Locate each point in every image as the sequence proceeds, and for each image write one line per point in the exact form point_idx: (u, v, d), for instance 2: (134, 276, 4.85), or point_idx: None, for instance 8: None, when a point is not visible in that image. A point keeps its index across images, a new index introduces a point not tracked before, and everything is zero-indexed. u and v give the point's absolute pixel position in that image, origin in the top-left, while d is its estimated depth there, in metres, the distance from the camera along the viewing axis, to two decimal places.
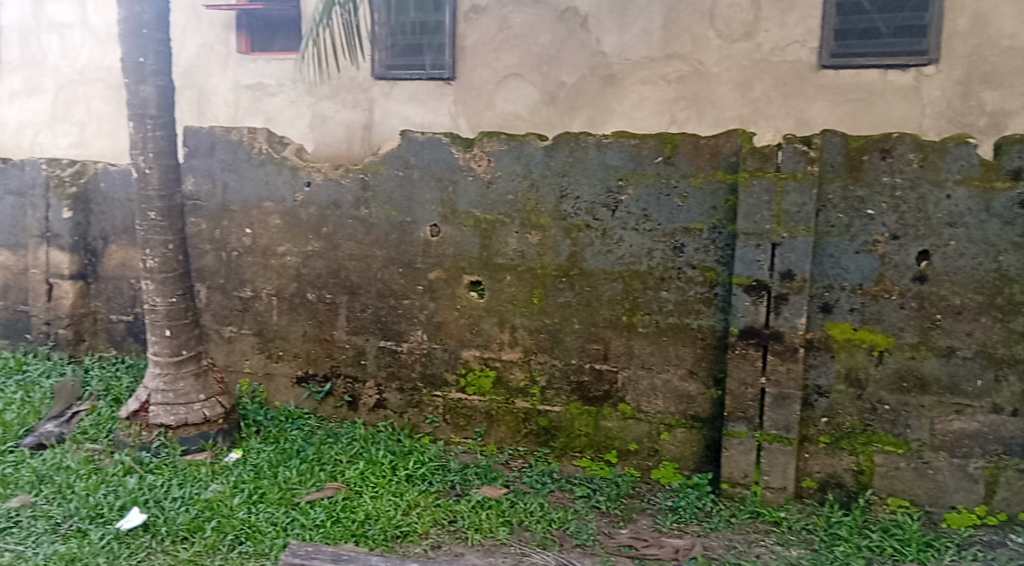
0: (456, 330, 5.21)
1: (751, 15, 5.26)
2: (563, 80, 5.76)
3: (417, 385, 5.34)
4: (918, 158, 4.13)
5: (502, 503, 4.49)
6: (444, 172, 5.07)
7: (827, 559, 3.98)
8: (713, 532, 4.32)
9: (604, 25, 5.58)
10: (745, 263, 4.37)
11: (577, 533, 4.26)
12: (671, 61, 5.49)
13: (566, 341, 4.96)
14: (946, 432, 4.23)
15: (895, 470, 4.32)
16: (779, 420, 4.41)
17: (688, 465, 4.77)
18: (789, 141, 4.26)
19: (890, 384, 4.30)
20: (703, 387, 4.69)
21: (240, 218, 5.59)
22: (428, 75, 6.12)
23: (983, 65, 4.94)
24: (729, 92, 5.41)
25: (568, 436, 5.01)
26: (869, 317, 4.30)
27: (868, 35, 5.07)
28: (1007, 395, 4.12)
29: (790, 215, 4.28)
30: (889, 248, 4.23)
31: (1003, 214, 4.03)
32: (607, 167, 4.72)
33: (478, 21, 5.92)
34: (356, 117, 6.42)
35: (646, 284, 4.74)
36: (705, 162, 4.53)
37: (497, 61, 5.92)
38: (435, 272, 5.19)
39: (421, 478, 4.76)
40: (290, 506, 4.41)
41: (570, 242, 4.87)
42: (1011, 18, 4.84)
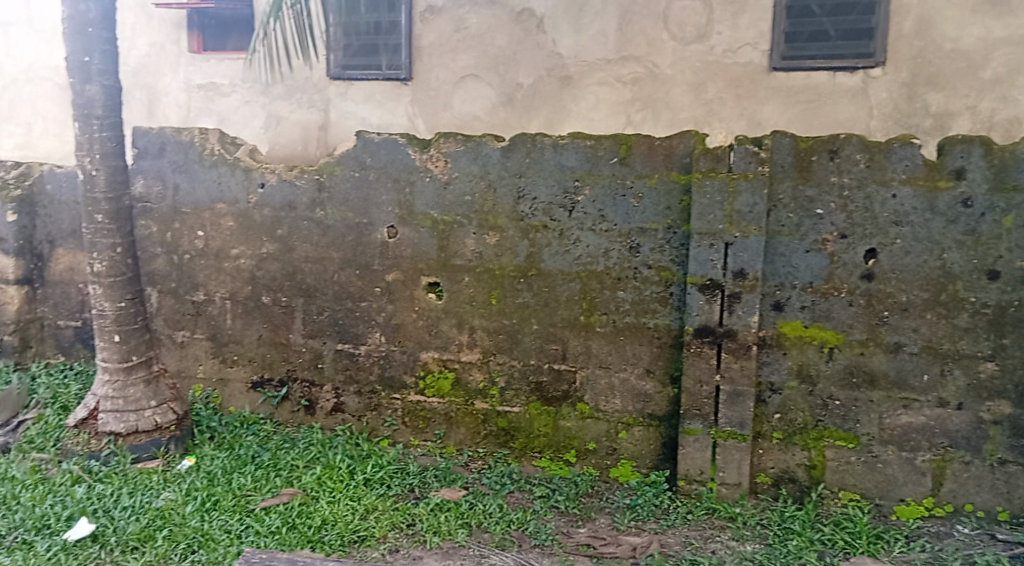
0: (414, 332, 5.18)
1: (704, 18, 5.30)
2: (520, 81, 5.76)
3: (375, 388, 5.29)
4: (864, 158, 4.22)
5: (461, 505, 4.48)
6: (400, 173, 5.04)
7: (780, 553, 4.05)
8: (670, 529, 4.36)
9: (560, 26, 5.59)
10: (699, 263, 4.43)
11: (536, 534, 4.26)
12: (626, 62, 5.50)
13: (525, 341, 4.97)
14: (895, 426, 4.33)
15: (846, 464, 4.41)
16: (733, 417, 4.47)
17: (646, 463, 4.80)
18: (741, 142, 4.32)
19: (841, 380, 4.39)
20: (660, 385, 4.73)
21: (192, 220, 5.49)
22: (384, 76, 6.07)
23: (928, 67, 5.02)
24: (683, 94, 5.44)
25: (528, 436, 5.02)
26: (819, 315, 4.38)
27: (817, 38, 5.14)
28: (952, 389, 4.24)
29: (742, 215, 4.35)
30: (839, 247, 4.32)
31: (946, 213, 4.14)
32: (563, 168, 4.74)
33: (434, 21, 5.89)
34: (311, 117, 6.34)
35: (603, 284, 4.77)
36: (659, 163, 4.57)
37: (454, 61, 5.90)
38: (392, 273, 5.16)
39: (379, 482, 4.73)
40: (244, 513, 4.34)
41: (527, 243, 4.88)
42: (955, 21, 4.91)
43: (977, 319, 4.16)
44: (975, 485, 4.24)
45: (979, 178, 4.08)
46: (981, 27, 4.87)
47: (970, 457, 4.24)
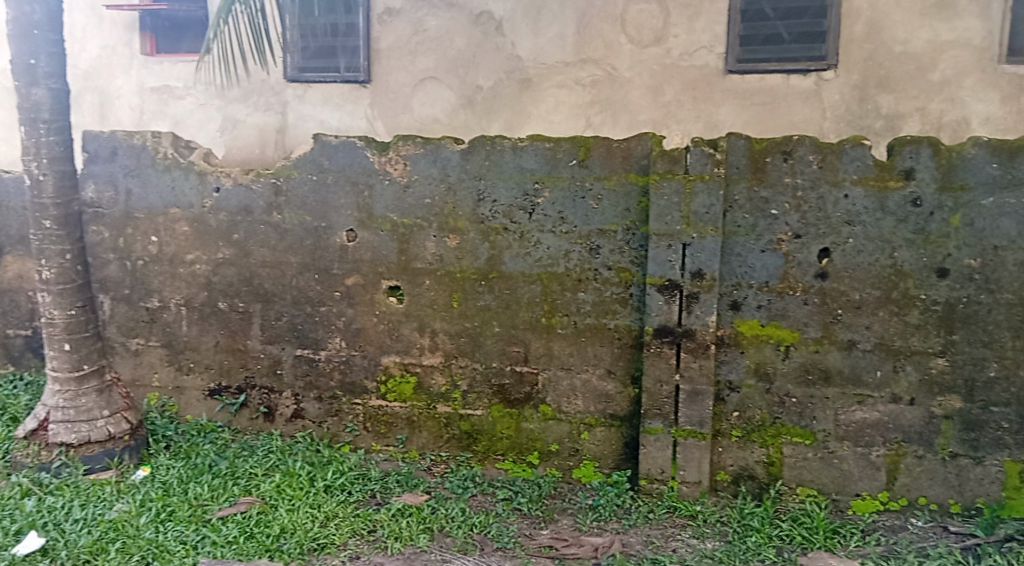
0: (375, 336, 5.13)
1: (661, 21, 5.33)
2: (480, 84, 5.74)
3: (336, 394, 5.24)
4: (817, 159, 4.30)
5: (423, 510, 4.45)
6: (359, 176, 5.00)
7: (739, 550, 4.09)
8: (631, 528, 4.38)
9: (519, 29, 5.59)
10: (658, 264, 4.47)
11: (498, 537, 4.25)
12: (585, 65, 5.51)
13: (486, 344, 4.96)
14: (850, 422, 4.41)
15: (804, 460, 4.48)
16: (693, 416, 4.52)
17: (608, 464, 4.82)
18: (697, 144, 4.38)
19: (797, 377, 4.46)
20: (621, 385, 4.75)
21: (145, 226, 5.38)
22: (343, 78, 6.01)
23: (878, 69, 5.09)
24: (641, 96, 5.47)
25: (491, 439, 5.01)
26: (775, 313, 4.45)
27: (771, 41, 5.19)
28: (904, 385, 4.33)
29: (698, 216, 4.40)
30: (793, 246, 4.38)
31: (896, 212, 4.23)
32: (522, 170, 4.75)
33: (393, 24, 5.85)
34: (268, 120, 6.24)
35: (564, 286, 4.78)
36: (617, 165, 4.60)
37: (413, 64, 5.87)
38: (352, 278, 5.11)
39: (339, 488, 4.67)
40: (200, 523, 4.25)
41: (488, 245, 4.87)
42: (904, 25, 5.00)
43: (927, 316, 4.25)
44: (928, 479, 4.33)
45: (928, 178, 4.18)
46: (929, 30, 4.97)
47: (923, 451, 4.33)
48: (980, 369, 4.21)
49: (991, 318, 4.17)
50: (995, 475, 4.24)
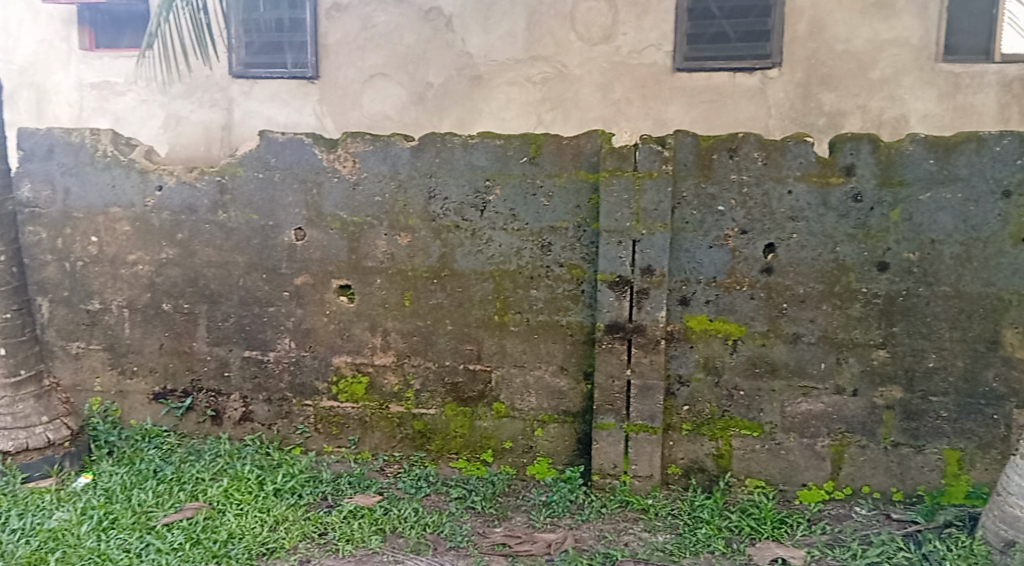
0: (325, 336, 5.06)
1: (610, 18, 5.34)
2: (430, 81, 5.70)
3: (286, 396, 5.15)
4: (761, 156, 4.37)
5: (375, 511, 4.40)
6: (307, 174, 4.92)
7: (689, 542, 4.15)
8: (584, 523, 4.41)
9: (469, 26, 5.56)
10: (609, 260, 4.51)
11: (451, 536, 4.23)
12: (535, 62, 5.51)
13: (439, 343, 4.93)
14: (796, 414, 4.51)
15: (752, 452, 4.57)
16: (644, 410, 4.56)
17: (562, 460, 4.84)
18: (646, 142, 4.42)
19: (745, 371, 4.53)
20: (574, 381, 4.77)
21: (84, 226, 5.22)
22: (290, 74, 5.89)
23: (821, 68, 5.18)
24: (591, 94, 5.49)
25: (444, 438, 4.98)
26: (723, 308, 4.52)
27: (718, 39, 5.26)
28: (847, 376, 4.43)
29: (648, 213, 4.45)
30: (739, 242, 4.46)
31: (838, 208, 4.33)
32: (473, 167, 4.73)
33: (341, 19, 5.75)
34: (213, 116, 6.09)
35: (516, 283, 4.78)
36: (568, 162, 4.62)
37: (362, 60, 5.78)
38: (301, 277, 5.03)
39: (289, 491, 4.60)
40: (144, 530, 4.15)
41: (440, 244, 4.84)
42: (845, 24, 5.10)
43: (869, 309, 4.36)
44: (871, 467, 4.45)
45: (868, 174, 4.28)
46: (869, 29, 5.08)
47: (866, 441, 4.44)
48: (919, 360, 4.34)
49: (929, 310, 4.29)
50: (934, 462, 4.37)
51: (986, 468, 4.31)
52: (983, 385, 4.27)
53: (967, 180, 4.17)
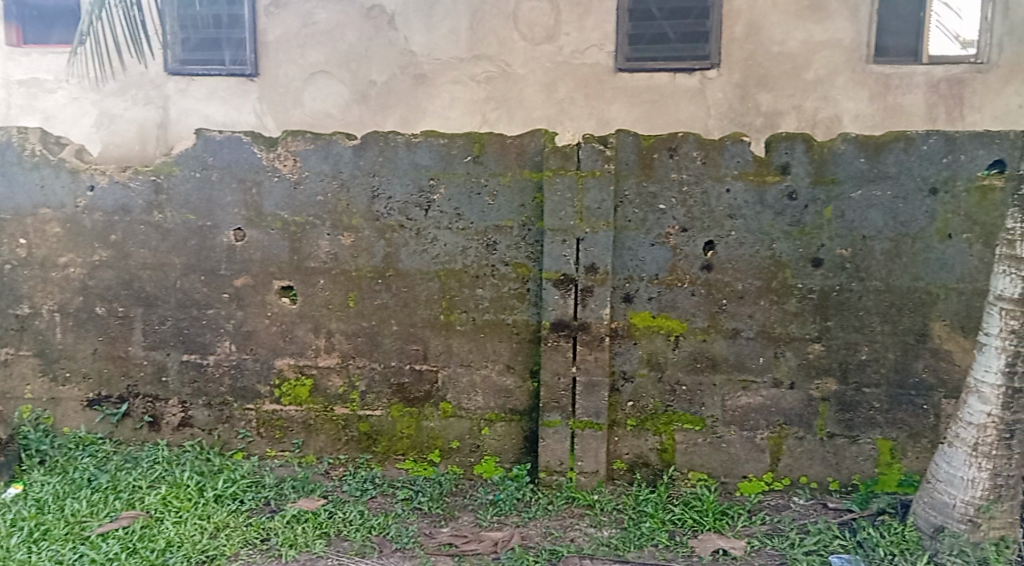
0: (267, 339, 4.98)
1: (552, 18, 4.87)
2: (374, 78, 5.10)
3: (226, 400, 5.05)
4: (700, 156, 4.47)
5: (320, 515, 4.35)
6: (246, 173, 4.83)
7: (634, 536, 4.19)
8: (530, 521, 4.42)
9: (412, 23, 5.01)
10: (553, 259, 4.54)
11: (397, 538, 4.20)
12: (478, 62, 4.97)
13: (384, 343, 4.89)
14: (736, 407, 4.61)
15: (694, 446, 4.65)
16: (590, 407, 4.60)
17: (509, 458, 4.84)
18: (588, 141, 4.49)
19: (686, 366, 4.62)
20: (520, 380, 4.79)
21: (12, 227, 5.03)
22: (228, 71, 5.24)
23: (758, 69, 4.75)
24: (535, 94, 4.95)
25: (390, 440, 4.94)
26: (665, 305, 4.60)
27: (657, 40, 4.82)
28: (785, 369, 4.55)
29: (591, 211, 4.51)
30: (680, 240, 4.54)
31: (774, 206, 4.44)
32: (417, 166, 4.72)
33: (281, 15, 5.16)
34: (148, 115, 5.37)
35: (462, 282, 4.77)
36: (512, 161, 4.64)
37: (303, 57, 5.16)
38: (241, 278, 4.94)
39: (230, 498, 4.51)
40: (78, 541, 4.03)
41: (384, 243, 4.80)
42: (779, 25, 4.69)
43: (804, 303, 4.48)
44: (808, 458, 4.57)
45: (802, 173, 4.40)
46: (803, 31, 4.68)
47: (803, 433, 4.56)
48: (852, 353, 4.47)
49: (861, 304, 4.43)
50: (868, 452, 4.51)
51: (917, 456, 4.45)
52: (913, 376, 4.43)
53: (896, 178, 4.32)
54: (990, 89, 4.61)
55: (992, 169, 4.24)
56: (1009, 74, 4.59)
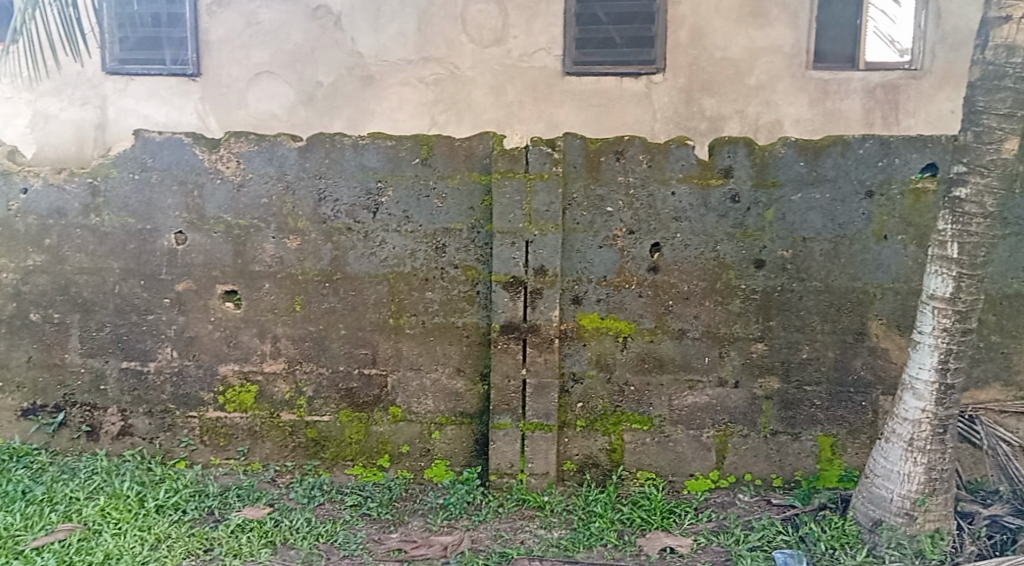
0: (210, 345, 4.87)
1: (501, 20, 4.58)
2: (320, 80, 4.70)
3: (168, 408, 4.92)
4: (646, 159, 4.54)
5: (265, 523, 4.27)
6: (187, 175, 4.75)
7: (584, 537, 4.22)
8: (481, 524, 4.41)
9: (358, 23, 4.64)
10: (502, 261, 4.55)
11: (345, 545, 4.15)
12: (428, 64, 4.64)
13: (332, 347, 4.83)
14: (683, 407, 4.67)
15: (642, 445, 4.70)
16: (539, 409, 4.62)
17: (459, 461, 4.83)
18: (536, 143, 4.54)
19: (634, 367, 4.68)
20: (470, 383, 4.78)
21: None
22: (167, 71, 4.79)
23: (703, 74, 4.52)
24: (484, 97, 4.63)
25: (339, 446, 4.87)
26: (613, 307, 4.65)
27: (604, 45, 4.59)
28: (729, 369, 4.63)
29: (539, 213, 4.53)
30: (627, 242, 4.60)
31: (717, 208, 4.53)
32: (364, 168, 4.68)
33: (223, 14, 4.73)
34: (86, 116, 4.86)
35: (411, 285, 4.74)
36: (460, 163, 4.64)
37: (246, 57, 4.73)
38: (183, 283, 4.83)
39: (173, 507, 4.39)
40: (11, 555, 3.88)
41: (331, 246, 4.75)
42: (723, 32, 4.48)
43: (747, 304, 4.57)
44: (753, 455, 4.66)
45: (744, 176, 4.50)
46: (746, 37, 4.47)
47: (747, 431, 4.65)
48: (794, 352, 4.58)
49: (802, 305, 4.54)
50: (810, 449, 4.62)
51: (856, 452, 4.58)
52: (852, 373, 4.55)
53: (834, 181, 4.44)
54: (923, 95, 4.43)
55: (925, 172, 4.40)
56: (943, 79, 4.41)
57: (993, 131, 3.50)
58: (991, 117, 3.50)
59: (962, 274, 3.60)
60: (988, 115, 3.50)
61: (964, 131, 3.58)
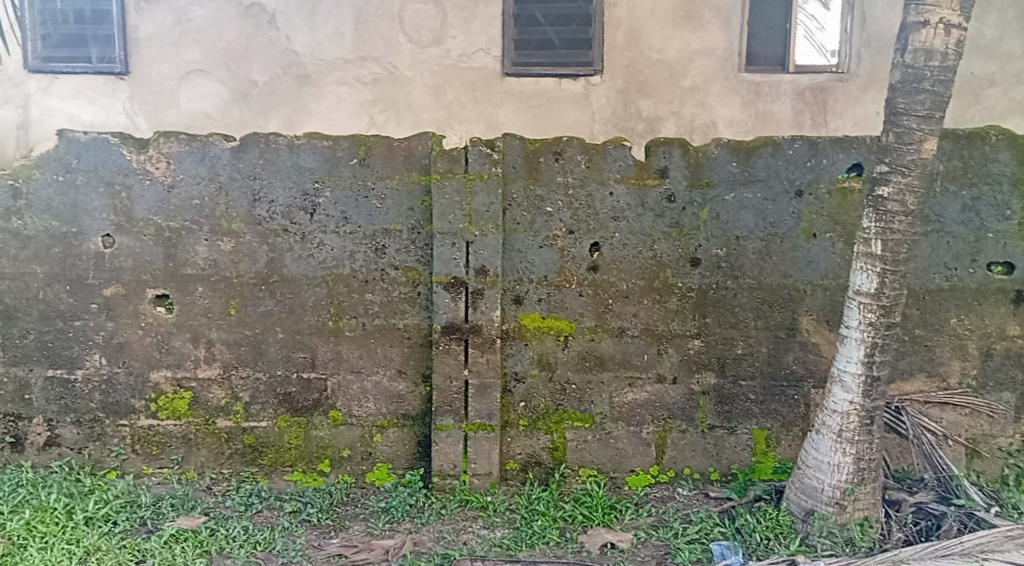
0: (141, 351, 4.73)
1: (439, 21, 4.56)
2: (254, 79, 4.60)
3: (97, 417, 4.76)
4: (584, 160, 4.58)
5: (200, 533, 4.16)
6: (115, 176, 4.61)
7: (526, 536, 4.24)
8: (423, 526, 4.39)
9: (293, 22, 4.57)
10: (443, 262, 4.53)
11: (283, 552, 4.08)
12: (364, 64, 4.59)
13: (269, 352, 4.73)
14: (623, 404, 4.74)
15: (584, 443, 4.75)
16: (481, 409, 4.61)
17: (401, 464, 4.79)
18: (475, 144, 4.52)
19: (576, 365, 4.72)
20: (412, 385, 4.75)
21: None
22: (94, 69, 4.62)
23: (638, 76, 4.58)
24: (423, 97, 4.60)
25: (277, 452, 4.78)
26: (554, 306, 4.68)
27: (543, 46, 4.62)
28: (667, 365, 4.71)
29: (480, 214, 4.53)
30: (567, 242, 4.64)
31: (654, 208, 4.61)
32: (301, 169, 4.61)
33: (153, 11, 4.58)
34: (6, 115, 4.66)
35: (350, 287, 4.69)
36: (399, 164, 4.61)
37: (177, 55, 4.60)
38: (111, 288, 4.68)
39: (103, 519, 4.25)
40: None
41: (267, 249, 4.66)
42: (658, 34, 4.55)
43: (685, 301, 4.66)
44: (691, 450, 4.75)
45: (680, 176, 4.58)
46: (680, 40, 4.55)
47: (686, 426, 4.74)
48: (729, 347, 4.68)
49: (736, 301, 4.65)
50: (745, 442, 4.73)
51: (789, 444, 4.71)
52: (785, 368, 4.68)
53: (765, 181, 4.56)
54: (850, 96, 4.57)
55: (851, 172, 4.55)
56: (867, 82, 4.56)
57: (913, 132, 3.64)
58: (911, 119, 3.64)
59: (885, 269, 3.73)
60: (908, 117, 3.64)
61: (886, 132, 3.71)
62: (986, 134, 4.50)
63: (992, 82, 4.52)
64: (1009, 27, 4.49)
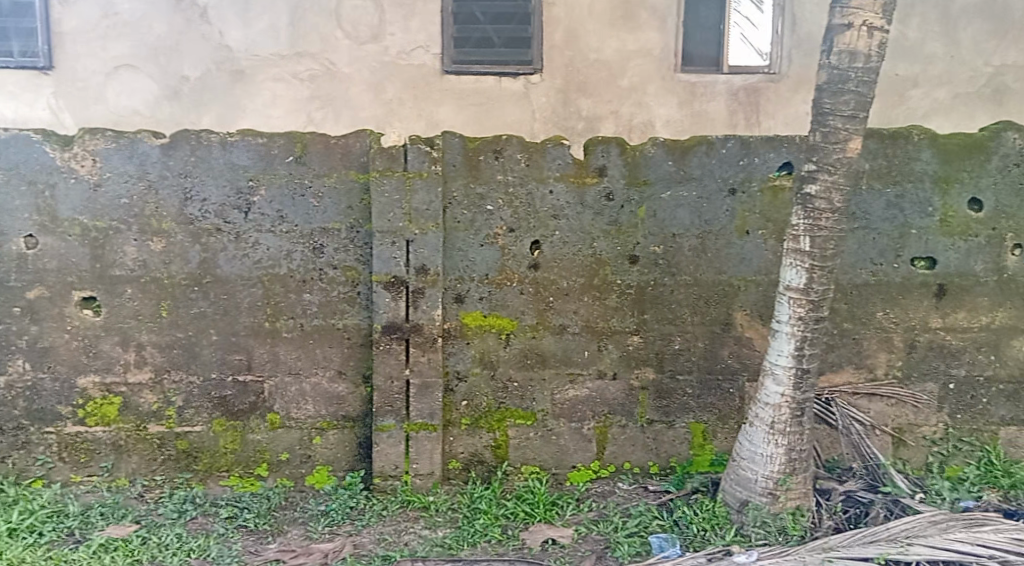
0: (67, 355, 4.56)
1: (376, 17, 4.51)
2: (186, 74, 4.48)
3: (21, 424, 4.58)
4: (524, 158, 4.60)
5: (131, 542, 4.04)
6: (37, 174, 4.44)
7: (468, 534, 4.23)
8: (364, 528, 4.34)
9: (226, 17, 4.46)
10: (383, 261, 4.48)
11: (218, 558, 3.99)
12: (300, 59, 4.51)
13: (203, 354, 4.62)
14: (564, 401, 4.77)
15: (526, 440, 4.76)
16: (423, 409, 4.58)
17: (342, 466, 4.72)
18: (414, 141, 4.48)
19: (517, 363, 4.73)
20: (352, 385, 4.69)
21: None
22: (16, 64, 4.43)
23: (578, 75, 4.61)
24: (362, 94, 4.56)
25: (212, 456, 4.67)
26: (495, 304, 4.69)
27: (482, 44, 4.62)
28: (608, 361, 4.76)
29: (419, 212, 4.49)
30: (508, 240, 4.65)
31: (593, 206, 4.65)
32: (234, 167, 4.51)
33: (77, 3, 4.41)
34: None
35: (287, 287, 4.61)
36: (337, 162, 4.54)
37: (104, 49, 4.44)
38: (34, 291, 4.51)
39: (27, 530, 4.09)
40: None
41: (199, 248, 4.55)
42: (596, 33, 4.59)
43: (623, 298, 4.72)
44: (631, 445, 4.81)
45: (618, 174, 4.63)
46: (617, 40, 4.60)
47: (626, 421, 4.80)
48: (667, 343, 4.76)
49: (673, 298, 4.72)
50: (683, 436, 4.81)
51: (726, 437, 4.82)
52: (720, 362, 4.78)
53: (700, 180, 4.64)
54: (782, 97, 4.70)
55: (782, 170, 4.66)
56: (797, 83, 4.69)
57: (838, 131, 3.75)
58: (837, 119, 3.75)
59: (813, 265, 3.84)
60: (834, 117, 3.75)
61: (814, 131, 3.82)
62: (908, 135, 4.67)
63: (915, 84, 4.72)
64: (931, 31, 4.69)
